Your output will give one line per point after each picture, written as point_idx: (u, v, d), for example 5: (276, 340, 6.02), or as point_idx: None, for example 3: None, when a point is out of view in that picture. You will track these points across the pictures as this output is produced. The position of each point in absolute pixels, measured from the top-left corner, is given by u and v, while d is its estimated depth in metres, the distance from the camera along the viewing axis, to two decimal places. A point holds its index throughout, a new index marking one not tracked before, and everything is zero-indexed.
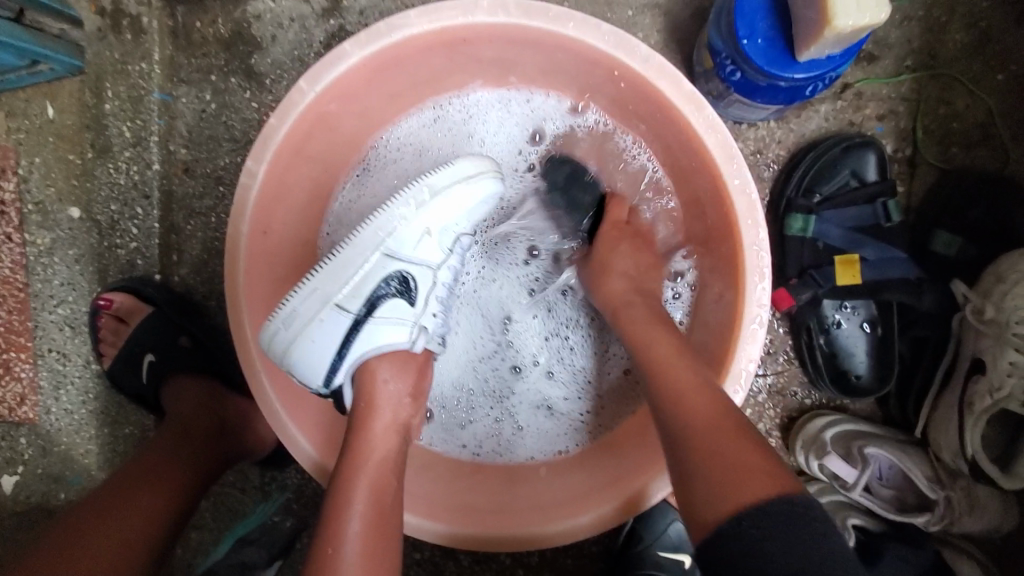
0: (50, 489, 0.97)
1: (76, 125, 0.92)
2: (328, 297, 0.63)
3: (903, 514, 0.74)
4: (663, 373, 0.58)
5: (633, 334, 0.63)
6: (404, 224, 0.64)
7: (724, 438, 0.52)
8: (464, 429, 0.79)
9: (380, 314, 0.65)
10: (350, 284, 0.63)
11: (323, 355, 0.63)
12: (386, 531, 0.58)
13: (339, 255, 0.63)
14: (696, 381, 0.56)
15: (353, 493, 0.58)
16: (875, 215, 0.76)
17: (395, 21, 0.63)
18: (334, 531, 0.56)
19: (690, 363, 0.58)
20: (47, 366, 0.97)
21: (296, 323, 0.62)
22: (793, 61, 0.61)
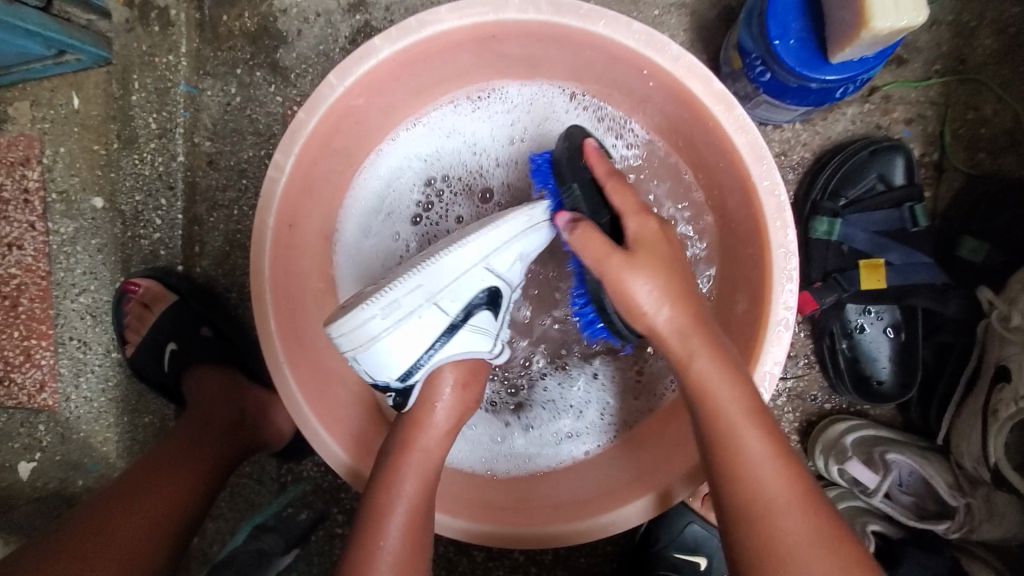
0: (69, 476, 0.98)
1: (103, 116, 0.94)
2: (432, 296, 0.58)
3: (924, 521, 0.73)
4: (733, 438, 0.54)
5: (705, 391, 0.55)
6: (507, 245, 0.62)
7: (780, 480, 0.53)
8: (484, 445, 0.76)
9: (472, 322, 0.63)
10: (455, 288, 0.59)
11: (406, 355, 0.59)
12: (421, 528, 0.63)
13: (446, 258, 0.59)
14: (767, 449, 0.54)
15: (401, 490, 0.62)
16: (902, 219, 0.75)
17: (426, 17, 0.64)
18: (380, 523, 0.61)
19: (762, 424, 0.54)
20: (67, 353, 0.98)
21: (398, 314, 0.56)
22: (824, 62, 0.61)
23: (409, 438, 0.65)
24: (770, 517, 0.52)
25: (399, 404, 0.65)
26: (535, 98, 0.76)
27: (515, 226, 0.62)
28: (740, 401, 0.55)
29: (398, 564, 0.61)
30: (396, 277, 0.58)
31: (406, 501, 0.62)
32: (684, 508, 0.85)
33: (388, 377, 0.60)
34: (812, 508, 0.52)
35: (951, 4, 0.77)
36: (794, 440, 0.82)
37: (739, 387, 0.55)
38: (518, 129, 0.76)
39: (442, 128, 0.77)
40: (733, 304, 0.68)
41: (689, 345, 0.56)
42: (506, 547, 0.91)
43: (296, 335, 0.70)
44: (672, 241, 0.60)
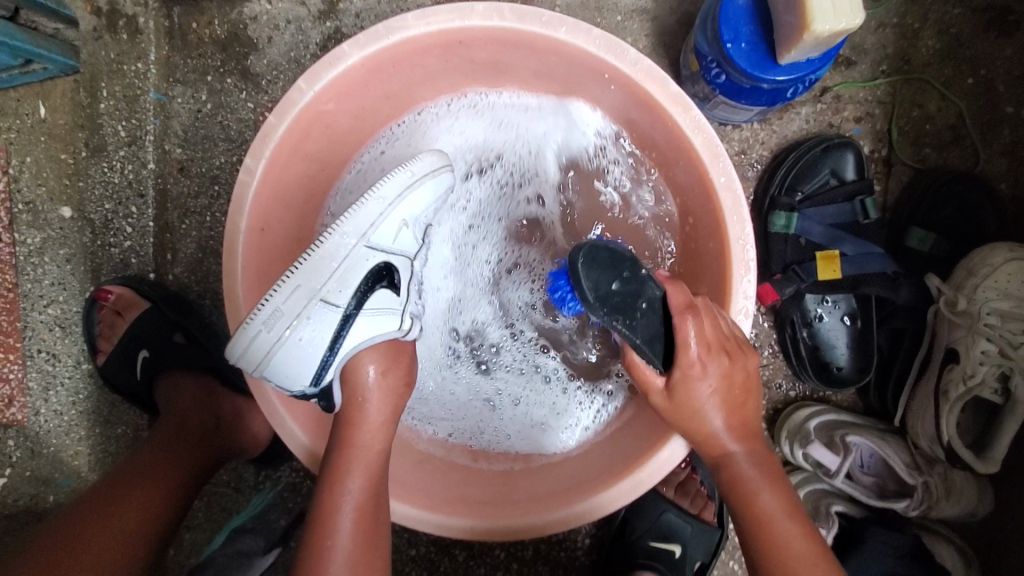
0: (40, 491, 0.96)
1: (70, 125, 0.93)
2: (314, 292, 0.61)
3: (885, 500, 0.77)
4: (731, 468, 0.61)
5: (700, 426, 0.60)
6: (384, 216, 0.64)
7: (787, 539, 0.59)
8: (445, 418, 0.80)
9: (368, 306, 0.65)
10: (338, 277, 0.62)
11: (315, 352, 0.62)
12: (377, 518, 0.64)
13: (320, 249, 0.62)
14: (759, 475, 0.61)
15: (345, 488, 0.63)
16: (854, 212, 0.79)
17: (394, 24, 0.65)
18: (330, 525, 0.62)
19: (750, 451, 0.62)
20: (36, 366, 0.97)
21: (281, 321, 0.60)
22: (774, 64, 0.64)
23: (347, 433, 0.65)
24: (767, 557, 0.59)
25: (329, 407, 0.68)
26: (525, 104, 0.78)
27: (400, 180, 0.65)
28: (735, 427, 0.62)
29: (353, 560, 0.62)
30: (275, 284, 0.61)
31: (354, 495, 0.63)
32: (657, 497, 0.87)
33: (300, 385, 0.63)
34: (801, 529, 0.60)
35: (895, 8, 0.81)
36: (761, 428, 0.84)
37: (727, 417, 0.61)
38: (495, 131, 0.79)
39: (422, 130, 0.79)
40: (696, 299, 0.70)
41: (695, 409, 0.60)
42: (487, 545, 0.91)
43: None
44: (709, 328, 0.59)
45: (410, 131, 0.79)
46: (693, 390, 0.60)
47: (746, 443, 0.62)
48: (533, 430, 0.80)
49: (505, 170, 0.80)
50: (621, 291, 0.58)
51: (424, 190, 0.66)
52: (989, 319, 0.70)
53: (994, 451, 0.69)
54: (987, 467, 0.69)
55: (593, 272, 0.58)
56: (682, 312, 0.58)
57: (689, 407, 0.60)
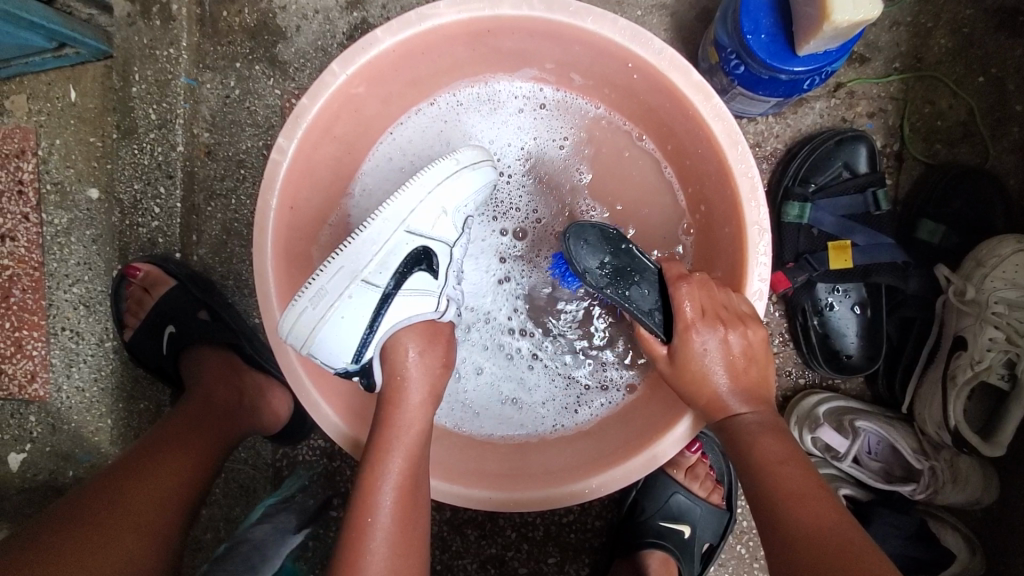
0: (61, 466, 0.98)
1: (101, 108, 0.96)
2: (355, 274, 0.65)
3: (891, 483, 0.79)
4: (751, 440, 0.59)
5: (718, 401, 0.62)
6: (423, 202, 0.67)
7: (794, 488, 0.55)
8: (467, 404, 0.83)
9: (407, 288, 0.68)
10: (378, 260, 0.65)
11: (355, 330, 0.66)
12: (416, 498, 0.65)
13: (362, 234, 0.65)
14: (780, 450, 0.58)
15: (387, 467, 0.64)
16: (866, 203, 0.81)
17: (426, 11, 0.67)
18: (370, 501, 0.63)
19: (772, 431, 0.60)
20: (60, 343, 0.99)
21: (325, 300, 0.64)
22: (793, 55, 0.66)
23: (390, 414, 0.67)
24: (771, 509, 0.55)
25: (370, 386, 0.71)
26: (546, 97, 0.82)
27: (445, 169, 0.69)
28: (740, 389, 0.63)
29: (392, 537, 0.62)
30: (320, 266, 0.65)
31: (395, 473, 0.64)
32: (667, 480, 0.89)
33: (341, 361, 0.66)
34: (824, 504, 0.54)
35: (909, 7, 0.83)
36: None
37: (746, 395, 0.62)
38: (516, 120, 0.83)
39: (445, 119, 0.82)
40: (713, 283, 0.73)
41: (713, 382, 0.62)
42: (498, 526, 0.93)
43: None
44: (716, 299, 0.63)
45: (446, 125, 0.82)
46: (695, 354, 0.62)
47: (752, 405, 0.62)
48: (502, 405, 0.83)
49: (527, 158, 0.83)
50: (615, 260, 0.64)
51: (461, 178, 0.70)
52: (997, 308, 0.72)
53: (1000, 435, 0.71)
54: (993, 450, 0.71)
55: (588, 245, 0.65)
56: (676, 280, 0.64)
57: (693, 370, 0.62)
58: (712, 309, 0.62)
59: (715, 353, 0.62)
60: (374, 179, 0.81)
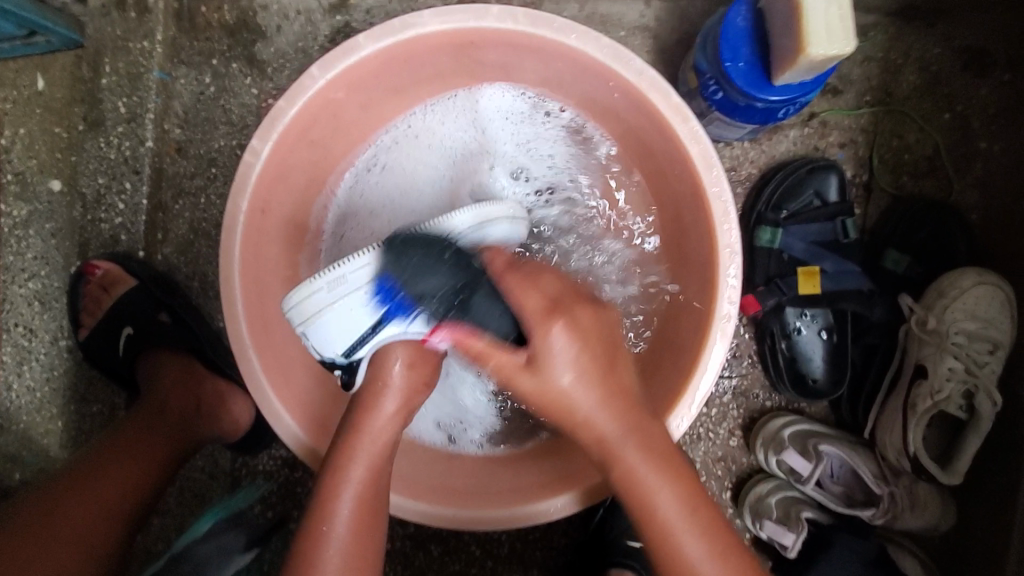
0: (3, 470, 0.90)
1: (68, 99, 0.91)
2: (384, 276, 0.59)
3: (852, 508, 0.80)
4: (645, 495, 0.57)
5: (629, 483, 0.57)
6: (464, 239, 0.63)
7: (692, 526, 0.57)
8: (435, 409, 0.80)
9: (428, 314, 0.60)
10: (408, 269, 0.59)
11: (352, 328, 0.59)
12: (376, 515, 0.62)
13: (403, 239, 0.60)
14: (675, 503, 0.57)
15: (345, 477, 0.61)
16: (834, 231, 0.83)
17: (408, 19, 0.67)
18: (323, 513, 0.61)
19: (667, 475, 0.58)
20: (11, 340, 0.92)
21: (344, 290, 0.58)
22: (768, 84, 0.67)
23: (351, 427, 0.63)
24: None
25: (347, 383, 0.66)
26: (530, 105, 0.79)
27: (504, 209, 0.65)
28: (633, 435, 0.57)
29: (347, 551, 0.60)
30: (351, 254, 0.60)
31: (353, 489, 0.61)
32: None
33: (331, 353, 0.61)
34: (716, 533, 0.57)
35: (880, 43, 0.86)
36: (737, 436, 0.87)
37: (645, 449, 0.58)
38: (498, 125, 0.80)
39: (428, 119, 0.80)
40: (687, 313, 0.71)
41: (623, 452, 0.57)
42: (462, 542, 0.91)
43: (263, 314, 0.71)
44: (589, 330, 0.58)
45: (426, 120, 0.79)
46: (568, 399, 0.58)
47: (646, 451, 0.58)
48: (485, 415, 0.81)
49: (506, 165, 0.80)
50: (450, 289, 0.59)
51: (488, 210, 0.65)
52: (957, 338, 0.76)
53: (958, 464, 0.74)
54: (951, 478, 0.74)
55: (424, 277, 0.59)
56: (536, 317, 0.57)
57: (560, 407, 0.58)
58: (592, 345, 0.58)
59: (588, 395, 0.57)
60: (354, 171, 0.80)
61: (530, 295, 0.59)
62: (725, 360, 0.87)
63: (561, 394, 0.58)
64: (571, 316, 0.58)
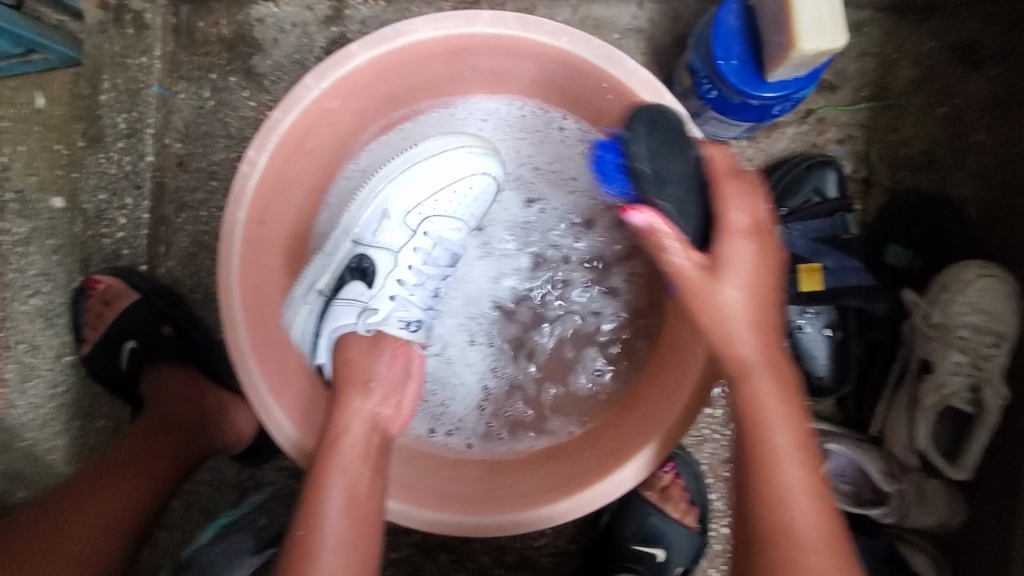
0: (7, 489, 0.89)
1: (68, 115, 0.92)
2: (315, 279, 0.75)
3: (860, 507, 0.79)
4: (762, 419, 0.55)
5: (755, 402, 0.55)
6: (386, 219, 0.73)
7: (806, 473, 0.54)
8: (443, 420, 0.82)
9: (344, 295, 0.74)
10: (326, 272, 0.75)
11: (308, 326, 0.74)
12: (371, 515, 0.62)
13: (324, 249, 0.76)
14: (793, 439, 0.55)
15: (336, 475, 0.61)
16: (834, 227, 0.83)
17: (401, 27, 0.67)
18: (315, 510, 0.60)
19: (790, 411, 0.55)
20: (14, 356, 0.90)
21: (303, 295, 0.75)
22: (762, 81, 0.67)
23: (334, 423, 0.65)
24: (795, 563, 0.51)
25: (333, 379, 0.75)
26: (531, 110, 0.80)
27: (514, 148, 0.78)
28: (760, 347, 0.56)
29: (345, 557, 0.58)
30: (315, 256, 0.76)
31: (342, 484, 0.61)
32: (642, 502, 0.88)
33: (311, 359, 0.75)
34: (824, 508, 0.54)
35: (875, 38, 0.86)
36: None
37: (779, 382, 0.56)
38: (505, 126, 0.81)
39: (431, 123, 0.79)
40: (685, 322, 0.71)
41: (756, 373, 0.55)
42: (470, 550, 0.91)
43: (262, 326, 0.71)
44: (772, 252, 0.58)
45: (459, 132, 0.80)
46: (723, 301, 0.56)
47: (774, 371, 0.56)
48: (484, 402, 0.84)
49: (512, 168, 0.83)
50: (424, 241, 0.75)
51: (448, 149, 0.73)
52: (961, 332, 0.75)
53: (966, 458, 0.74)
54: (958, 473, 0.74)
55: (441, 201, 0.73)
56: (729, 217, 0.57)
57: (715, 319, 0.56)
58: (772, 263, 0.58)
59: (750, 310, 0.56)
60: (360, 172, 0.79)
61: (732, 192, 0.58)
62: None
63: (727, 306, 0.56)
64: (755, 235, 0.57)
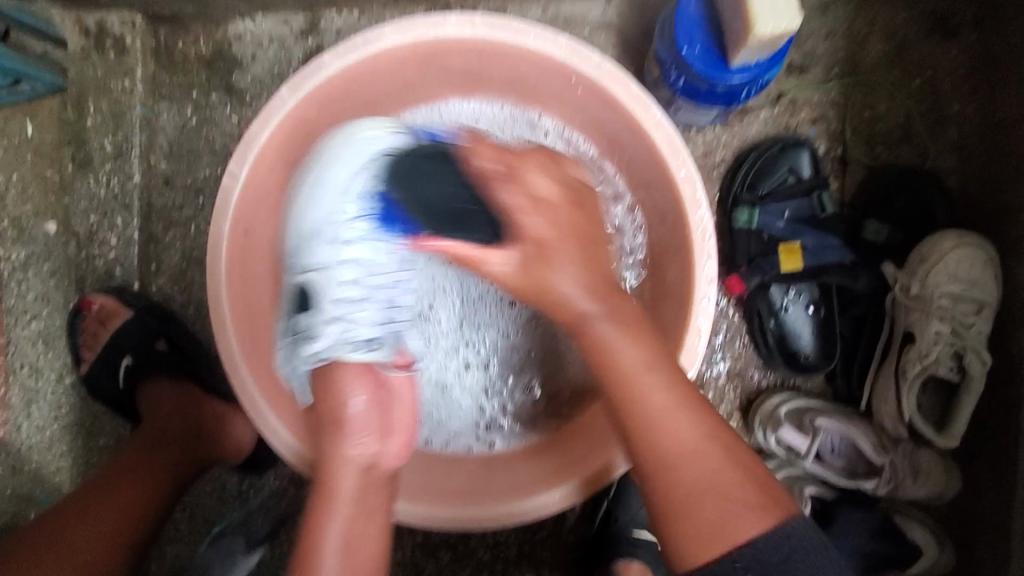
0: (19, 510, 0.90)
1: (57, 142, 0.89)
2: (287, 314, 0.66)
3: (854, 481, 0.80)
4: (623, 375, 0.58)
5: (602, 353, 0.59)
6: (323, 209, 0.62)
7: (682, 408, 0.57)
8: (438, 423, 0.82)
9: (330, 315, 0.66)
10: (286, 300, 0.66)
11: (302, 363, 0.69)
12: (370, 534, 0.63)
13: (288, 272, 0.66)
14: (640, 356, 0.58)
15: (333, 497, 0.62)
16: (812, 206, 0.83)
17: (370, 34, 0.69)
18: (313, 545, 0.60)
19: (633, 334, 0.59)
20: (19, 382, 0.89)
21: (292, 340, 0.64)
22: (727, 66, 0.68)
23: (327, 475, 0.63)
24: (687, 502, 0.54)
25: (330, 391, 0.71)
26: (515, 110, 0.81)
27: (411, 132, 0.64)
28: (592, 292, 0.60)
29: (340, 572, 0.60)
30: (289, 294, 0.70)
31: (342, 529, 0.61)
32: (637, 489, 0.89)
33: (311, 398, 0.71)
34: (701, 415, 0.57)
35: (841, 18, 0.87)
36: (736, 416, 0.87)
37: (634, 338, 0.59)
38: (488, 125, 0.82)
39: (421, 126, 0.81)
40: (665, 308, 0.72)
41: (599, 330, 0.59)
42: (472, 547, 0.92)
43: (252, 335, 0.72)
44: (561, 201, 0.61)
45: None
46: (555, 286, 0.60)
47: (635, 333, 0.59)
48: (480, 421, 0.82)
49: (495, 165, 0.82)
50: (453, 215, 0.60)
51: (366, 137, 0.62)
52: (941, 302, 0.76)
53: (954, 427, 0.75)
54: (948, 442, 0.74)
55: (431, 190, 0.61)
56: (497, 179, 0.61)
57: (541, 296, 0.61)
58: (560, 208, 0.61)
59: (574, 276, 0.60)
60: None
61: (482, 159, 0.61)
62: (716, 345, 0.87)
63: (551, 283, 0.60)
64: (547, 200, 0.60)
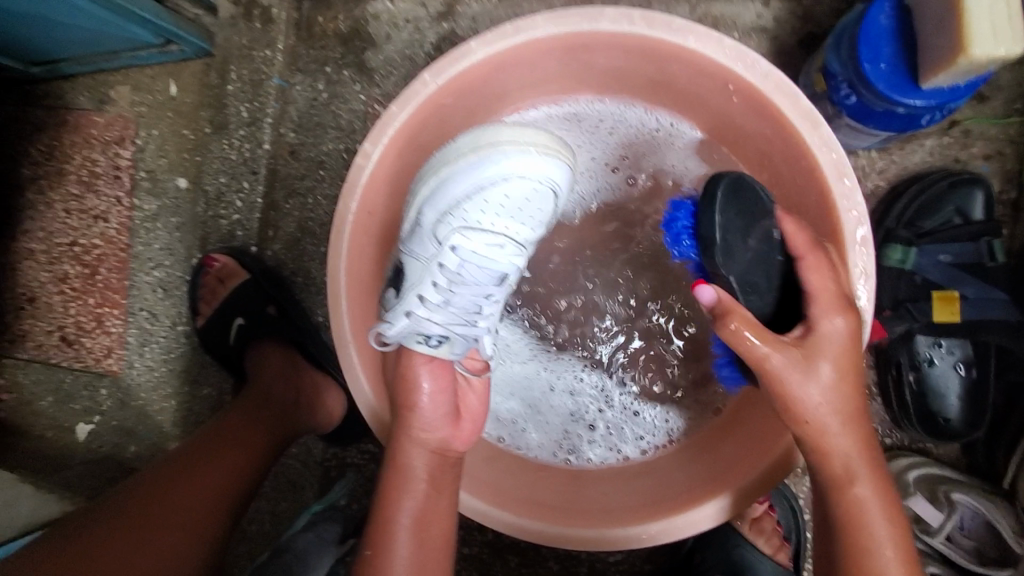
0: (121, 443, 0.99)
1: (196, 104, 0.96)
2: (416, 286, 0.66)
3: (986, 567, 0.71)
4: (822, 433, 0.56)
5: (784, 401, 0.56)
6: (482, 201, 0.64)
7: (871, 484, 0.56)
8: (533, 436, 0.79)
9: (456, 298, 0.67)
10: (422, 269, 0.67)
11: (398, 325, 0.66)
12: (440, 538, 0.63)
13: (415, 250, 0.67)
14: (853, 441, 0.56)
15: (403, 502, 0.63)
16: (978, 253, 0.74)
17: (522, 23, 0.66)
18: (388, 532, 0.62)
19: (853, 428, 0.56)
20: (136, 324, 1.00)
21: (432, 306, 0.66)
22: (915, 88, 0.61)
23: (403, 451, 0.64)
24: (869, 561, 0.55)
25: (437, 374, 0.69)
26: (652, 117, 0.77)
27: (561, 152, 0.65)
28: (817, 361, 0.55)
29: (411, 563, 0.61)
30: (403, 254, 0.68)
31: (414, 509, 0.63)
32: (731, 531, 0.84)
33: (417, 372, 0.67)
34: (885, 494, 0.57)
35: None
36: None
37: (845, 423, 0.56)
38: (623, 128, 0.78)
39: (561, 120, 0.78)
40: None
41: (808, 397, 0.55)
42: (540, 556, 0.90)
43: (363, 316, 0.73)
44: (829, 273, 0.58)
45: (593, 148, 0.79)
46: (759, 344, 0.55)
47: (851, 420, 0.56)
48: (564, 440, 0.78)
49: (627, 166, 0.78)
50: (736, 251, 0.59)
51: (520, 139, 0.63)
52: None
53: None
54: None
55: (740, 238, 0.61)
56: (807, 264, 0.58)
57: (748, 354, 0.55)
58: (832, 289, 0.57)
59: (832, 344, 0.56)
60: None
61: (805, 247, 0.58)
62: None
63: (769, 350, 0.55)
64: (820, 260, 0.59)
